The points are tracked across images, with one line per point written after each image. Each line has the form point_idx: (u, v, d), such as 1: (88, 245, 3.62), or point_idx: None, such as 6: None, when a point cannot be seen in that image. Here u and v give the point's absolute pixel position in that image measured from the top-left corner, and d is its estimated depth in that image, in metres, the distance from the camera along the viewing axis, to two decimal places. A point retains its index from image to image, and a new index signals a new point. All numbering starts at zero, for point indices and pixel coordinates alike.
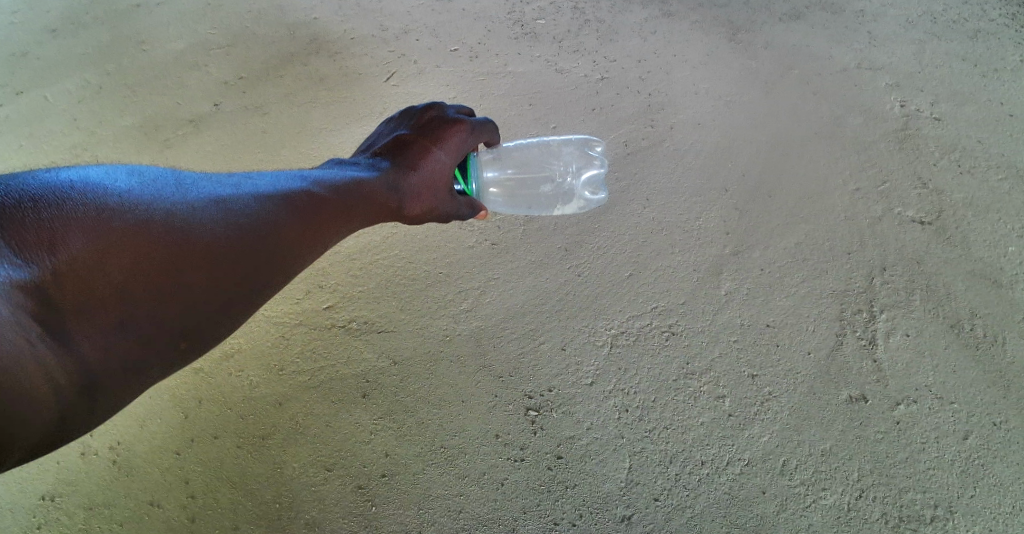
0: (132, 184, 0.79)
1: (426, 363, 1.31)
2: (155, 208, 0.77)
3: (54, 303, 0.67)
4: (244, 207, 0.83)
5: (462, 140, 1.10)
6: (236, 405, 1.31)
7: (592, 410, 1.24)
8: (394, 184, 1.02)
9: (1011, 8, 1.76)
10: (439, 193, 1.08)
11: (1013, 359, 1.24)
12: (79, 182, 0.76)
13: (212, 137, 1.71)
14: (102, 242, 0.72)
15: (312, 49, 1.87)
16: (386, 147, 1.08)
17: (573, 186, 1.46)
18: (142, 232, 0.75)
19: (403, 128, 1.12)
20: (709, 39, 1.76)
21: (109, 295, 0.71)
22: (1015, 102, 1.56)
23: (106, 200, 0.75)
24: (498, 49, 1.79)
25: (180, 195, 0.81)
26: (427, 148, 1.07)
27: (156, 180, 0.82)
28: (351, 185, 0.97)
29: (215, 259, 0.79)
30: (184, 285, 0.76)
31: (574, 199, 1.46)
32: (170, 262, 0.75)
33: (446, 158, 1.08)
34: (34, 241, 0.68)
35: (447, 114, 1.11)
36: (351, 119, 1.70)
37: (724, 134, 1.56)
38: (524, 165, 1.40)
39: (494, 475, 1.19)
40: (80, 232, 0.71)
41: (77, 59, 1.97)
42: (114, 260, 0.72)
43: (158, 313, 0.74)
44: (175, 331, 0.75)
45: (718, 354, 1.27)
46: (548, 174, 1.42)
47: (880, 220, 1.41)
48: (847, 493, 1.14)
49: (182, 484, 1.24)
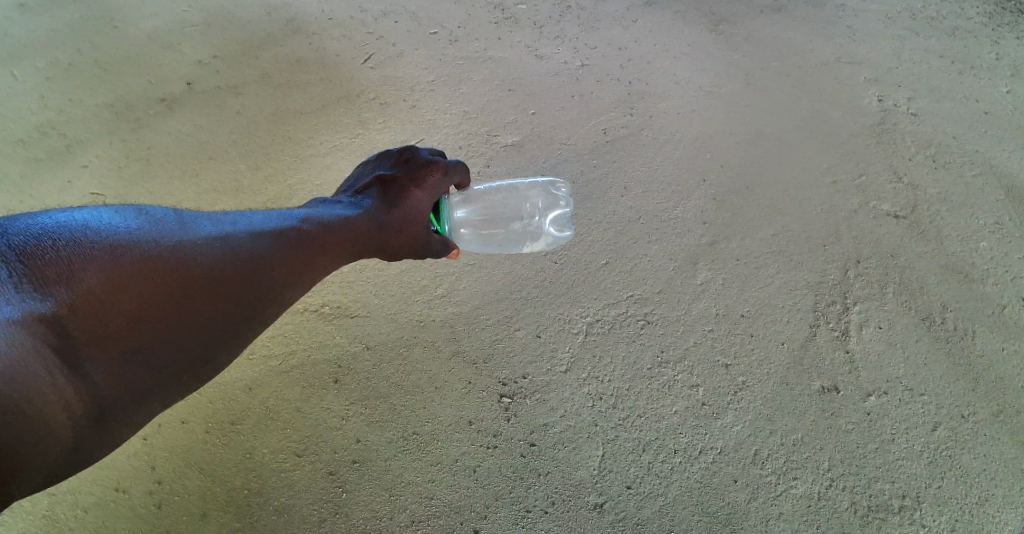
0: (138, 220, 0.78)
1: (399, 349, 1.30)
2: (163, 243, 0.77)
3: (69, 332, 0.67)
4: (247, 237, 0.83)
5: (438, 181, 1.07)
6: (205, 390, 1.29)
7: (565, 396, 1.23)
8: (381, 221, 1.00)
9: (989, 7, 1.78)
10: (421, 230, 1.04)
11: (982, 353, 1.25)
12: (90, 219, 0.75)
13: (186, 117, 1.68)
14: (114, 275, 0.72)
15: (289, 29, 1.84)
16: (369, 185, 1.05)
17: (539, 225, 1.39)
18: (154, 265, 0.75)
19: (382, 167, 1.09)
20: (690, 30, 1.75)
21: (120, 324, 0.72)
22: (990, 100, 1.58)
23: (118, 235, 0.74)
24: (479, 33, 1.76)
25: (186, 230, 0.80)
26: (407, 188, 1.04)
27: (160, 216, 0.80)
28: (344, 221, 0.96)
29: (222, 288, 0.79)
30: (192, 307, 0.77)
31: (542, 236, 1.39)
32: (179, 289, 0.76)
33: (425, 198, 1.04)
34: (53, 275, 0.68)
35: (422, 155, 1.08)
36: (329, 103, 1.67)
37: (704, 124, 1.56)
38: (493, 207, 1.33)
39: (467, 461, 1.19)
40: (98, 266, 0.71)
41: (47, 35, 1.92)
42: (128, 291, 0.72)
43: (172, 340, 0.76)
44: (174, 332, 0.76)
45: (693, 343, 1.27)
46: (517, 213, 1.35)
47: (856, 212, 1.42)
48: (817, 482, 1.15)
49: (149, 471, 1.22)
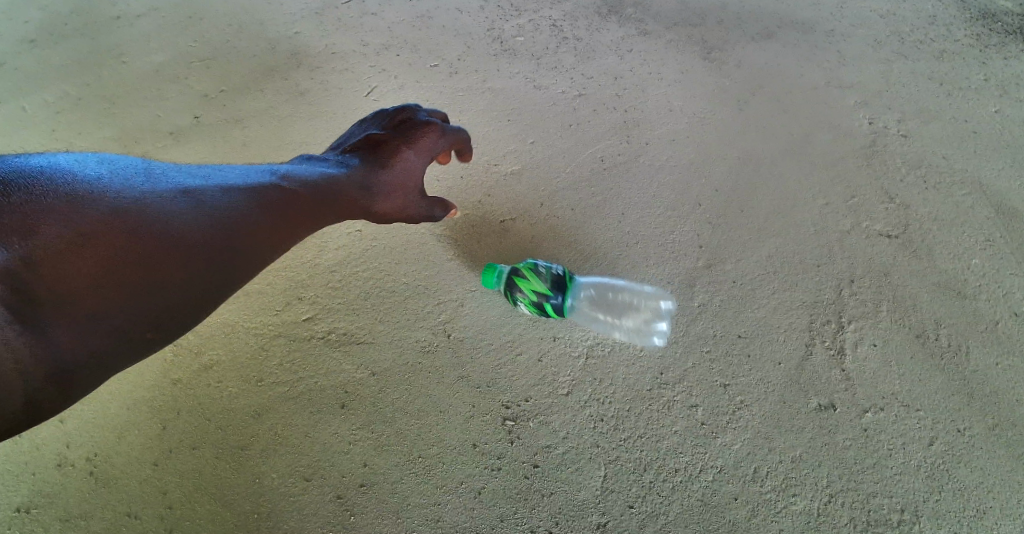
0: (103, 173, 0.90)
1: (404, 375, 1.32)
2: (125, 197, 0.88)
3: (25, 286, 0.78)
4: (212, 200, 0.95)
5: (433, 143, 1.26)
6: (215, 415, 1.31)
7: (568, 419, 1.26)
8: (364, 178, 1.18)
9: (975, 29, 1.81)
10: (410, 192, 1.24)
11: (976, 368, 1.28)
12: (50, 167, 0.87)
13: (193, 151, 1.72)
14: (73, 231, 0.83)
15: (292, 64, 1.88)
16: (359, 144, 1.23)
17: (634, 327, 1.34)
18: (118, 219, 0.86)
19: (377, 128, 1.27)
20: (683, 57, 1.78)
21: (82, 293, 0.83)
22: (978, 120, 1.62)
23: (77, 188, 0.85)
24: (477, 65, 1.80)
25: (151, 185, 0.92)
26: (398, 149, 1.22)
27: (128, 171, 0.93)
28: (320, 182, 1.11)
29: (185, 254, 0.90)
30: (156, 275, 0.88)
31: (629, 331, 1.34)
32: (139, 261, 0.87)
33: (416, 159, 1.23)
34: (8, 227, 0.78)
35: (419, 117, 1.27)
36: (334, 136, 1.72)
37: (698, 149, 1.60)
38: (610, 305, 1.38)
39: (471, 484, 1.22)
40: (56, 221, 0.82)
41: (57, 70, 1.96)
42: (86, 258, 0.83)
43: (128, 310, 0.86)
44: (140, 307, 0.87)
45: (691, 364, 1.30)
46: (620, 314, 1.36)
47: (849, 234, 1.45)
48: (816, 498, 1.18)
49: (160, 496, 1.24)
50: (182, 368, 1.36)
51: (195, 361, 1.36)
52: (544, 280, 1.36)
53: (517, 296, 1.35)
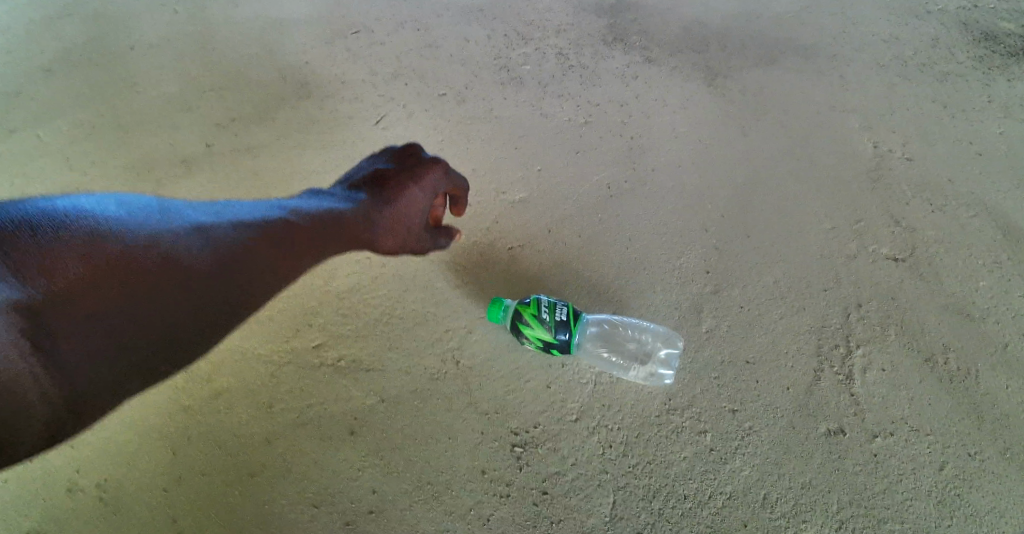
0: (117, 213, 0.93)
1: (414, 402, 1.33)
2: (138, 237, 0.90)
3: (41, 317, 0.78)
4: (219, 234, 0.98)
5: (439, 180, 1.22)
6: (225, 442, 1.31)
7: (576, 445, 1.26)
8: (371, 213, 1.16)
9: (977, 52, 1.83)
10: (416, 228, 1.22)
11: (986, 391, 1.28)
12: (68, 208, 0.88)
13: (204, 179, 1.75)
14: (88, 270, 0.83)
15: (302, 93, 1.91)
16: (366, 180, 1.22)
17: (642, 367, 1.33)
18: (131, 258, 0.88)
19: (385, 163, 1.26)
20: (687, 83, 1.80)
21: (94, 319, 0.84)
22: (982, 142, 1.63)
23: (94, 228, 0.87)
24: (485, 93, 1.83)
25: (162, 222, 0.95)
26: (406, 185, 1.19)
27: (141, 210, 0.96)
28: (327, 217, 1.11)
29: (190, 282, 0.94)
30: (159, 295, 0.90)
31: (638, 370, 1.32)
32: (148, 288, 0.89)
33: (423, 196, 1.20)
34: (30, 265, 0.79)
35: (427, 154, 1.26)
36: (344, 165, 1.74)
37: (703, 175, 1.61)
38: (617, 342, 1.36)
39: (480, 512, 1.22)
40: (72, 260, 0.82)
41: (71, 99, 1.99)
42: (100, 292, 0.84)
43: (127, 309, 0.87)
44: (144, 327, 0.90)
45: (699, 390, 1.30)
46: (628, 352, 1.35)
47: (855, 257, 1.46)
48: (826, 525, 1.17)
49: (169, 522, 1.25)
50: (192, 394, 1.37)
51: (205, 388, 1.37)
52: (549, 328, 1.32)
53: (523, 342, 1.35)
